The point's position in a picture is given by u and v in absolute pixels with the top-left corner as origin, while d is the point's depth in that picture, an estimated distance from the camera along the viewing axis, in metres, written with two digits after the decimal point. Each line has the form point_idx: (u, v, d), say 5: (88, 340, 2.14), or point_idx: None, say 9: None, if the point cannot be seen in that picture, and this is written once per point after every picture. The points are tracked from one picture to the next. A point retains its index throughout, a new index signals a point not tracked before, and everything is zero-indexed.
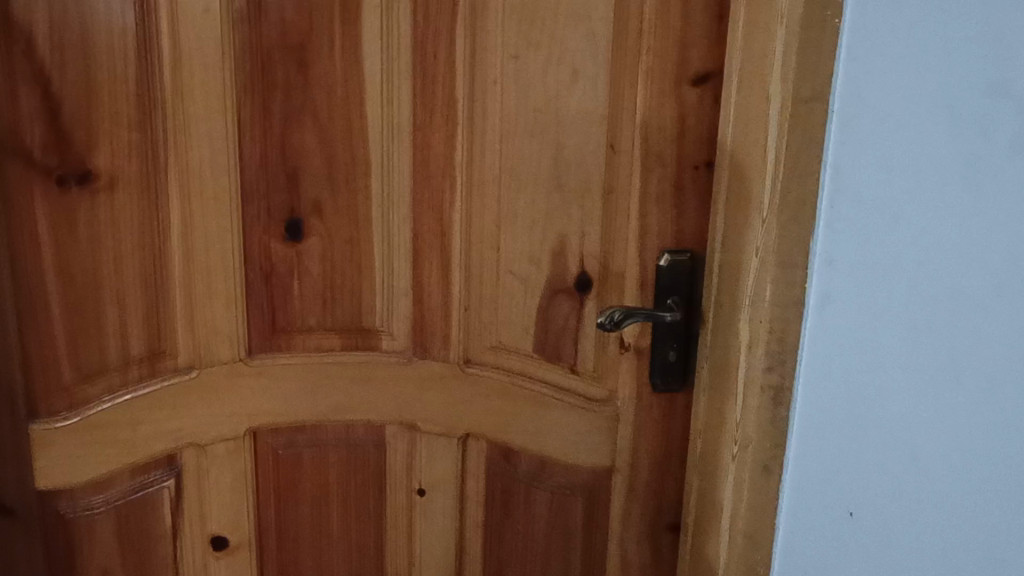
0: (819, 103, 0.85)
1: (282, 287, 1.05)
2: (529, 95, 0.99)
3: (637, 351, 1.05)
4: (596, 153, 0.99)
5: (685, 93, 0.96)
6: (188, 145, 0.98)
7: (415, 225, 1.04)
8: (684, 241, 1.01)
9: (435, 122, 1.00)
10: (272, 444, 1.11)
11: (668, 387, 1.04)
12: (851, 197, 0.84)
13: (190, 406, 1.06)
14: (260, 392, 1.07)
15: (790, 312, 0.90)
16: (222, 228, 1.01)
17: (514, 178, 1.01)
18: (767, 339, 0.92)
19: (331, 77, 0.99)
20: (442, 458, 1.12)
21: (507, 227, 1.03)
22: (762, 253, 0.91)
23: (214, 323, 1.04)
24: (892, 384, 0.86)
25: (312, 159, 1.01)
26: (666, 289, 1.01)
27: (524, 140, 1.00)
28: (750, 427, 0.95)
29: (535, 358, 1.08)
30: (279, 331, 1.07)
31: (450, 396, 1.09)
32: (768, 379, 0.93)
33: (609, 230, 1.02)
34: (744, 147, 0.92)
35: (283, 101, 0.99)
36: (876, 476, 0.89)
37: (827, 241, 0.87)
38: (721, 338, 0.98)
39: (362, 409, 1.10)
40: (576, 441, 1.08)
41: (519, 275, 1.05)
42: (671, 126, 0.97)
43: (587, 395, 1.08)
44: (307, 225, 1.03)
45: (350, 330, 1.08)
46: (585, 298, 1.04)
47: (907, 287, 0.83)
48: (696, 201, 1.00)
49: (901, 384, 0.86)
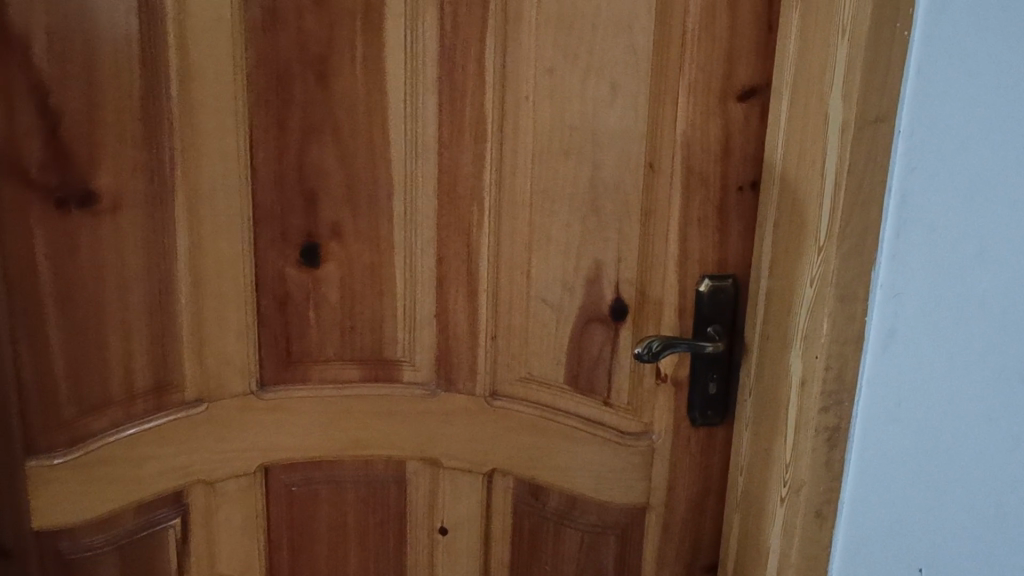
0: (887, 124, 0.77)
1: (298, 315, 0.98)
2: (564, 112, 0.92)
3: (676, 382, 0.99)
4: (634, 173, 0.93)
5: (731, 110, 0.90)
6: (198, 165, 0.91)
7: (440, 250, 0.97)
8: (727, 267, 0.95)
9: (463, 140, 0.94)
10: (286, 480, 1.04)
11: (707, 421, 0.99)
12: (921, 228, 0.79)
13: (199, 442, 0.99)
14: (273, 428, 1.00)
15: (850, 349, 0.82)
16: (234, 254, 0.94)
17: (546, 200, 0.95)
18: (824, 377, 0.83)
19: (353, 92, 0.92)
20: (468, 496, 1.05)
21: (539, 252, 0.96)
22: (819, 282, 0.82)
23: (225, 353, 0.97)
24: (963, 421, 0.83)
25: (331, 179, 0.94)
26: (707, 317, 0.95)
27: (558, 159, 0.93)
28: (802, 471, 0.86)
29: (566, 391, 1.01)
30: (295, 362, 1.00)
31: (476, 431, 1.02)
32: (825, 422, 0.84)
33: (647, 255, 0.95)
34: (799, 170, 0.85)
35: (301, 117, 0.92)
36: (942, 513, 0.86)
37: (891, 277, 0.80)
38: (769, 371, 0.92)
39: (381, 444, 1.03)
40: (611, 478, 1.02)
41: (551, 302, 0.98)
42: (716, 145, 0.91)
43: (622, 429, 1.01)
44: (324, 249, 0.96)
45: (370, 361, 1.01)
46: (620, 327, 0.98)
47: (981, 319, 0.80)
48: (741, 224, 0.94)
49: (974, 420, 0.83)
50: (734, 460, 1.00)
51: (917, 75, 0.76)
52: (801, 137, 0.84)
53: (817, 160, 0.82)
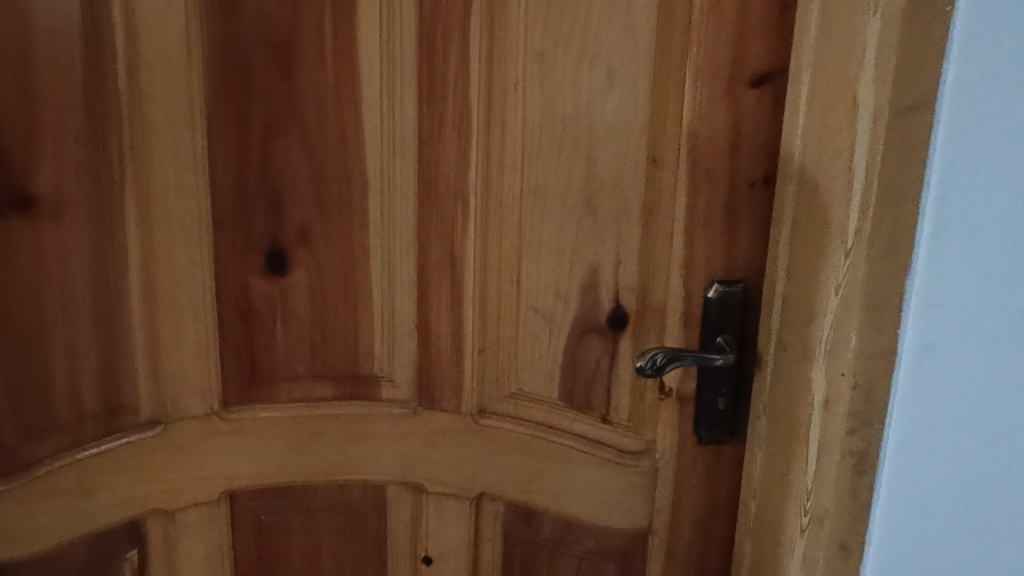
0: (923, 113, 0.68)
1: (263, 329, 0.89)
2: (556, 101, 0.83)
3: (680, 397, 0.90)
4: (634, 169, 0.84)
5: (741, 98, 0.81)
6: (148, 162, 0.81)
7: (421, 255, 0.88)
8: (737, 272, 0.86)
9: (445, 134, 0.84)
10: (254, 508, 0.94)
11: (714, 438, 0.90)
12: (964, 231, 0.69)
13: (155, 469, 0.89)
14: (238, 452, 0.91)
15: (879, 364, 0.74)
16: (191, 263, 0.85)
17: (538, 199, 0.85)
18: (851, 398, 0.76)
19: (320, 82, 0.82)
20: (453, 523, 0.96)
21: (530, 257, 0.87)
22: (846, 291, 0.74)
23: (183, 372, 0.87)
24: (1009, 444, 0.74)
25: (298, 178, 0.85)
26: (714, 326, 0.87)
27: (551, 155, 0.84)
28: (825, 499, 0.79)
29: (561, 408, 0.92)
30: (260, 381, 0.90)
31: (461, 454, 0.93)
32: (852, 445, 0.76)
33: (648, 259, 0.86)
34: (819, 165, 0.76)
35: (263, 110, 0.82)
36: (984, 545, 0.77)
37: (930, 286, 0.71)
38: (788, 387, 0.83)
39: (356, 468, 0.94)
40: (610, 501, 0.94)
41: (543, 312, 0.89)
42: (724, 137, 0.82)
43: (622, 448, 0.93)
44: (292, 256, 0.87)
45: (344, 378, 0.91)
46: (620, 338, 0.89)
47: None
48: (751, 225, 0.85)
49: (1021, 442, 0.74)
50: (745, 483, 0.91)
51: (959, 55, 0.66)
52: (823, 128, 0.75)
53: (843, 153, 0.73)
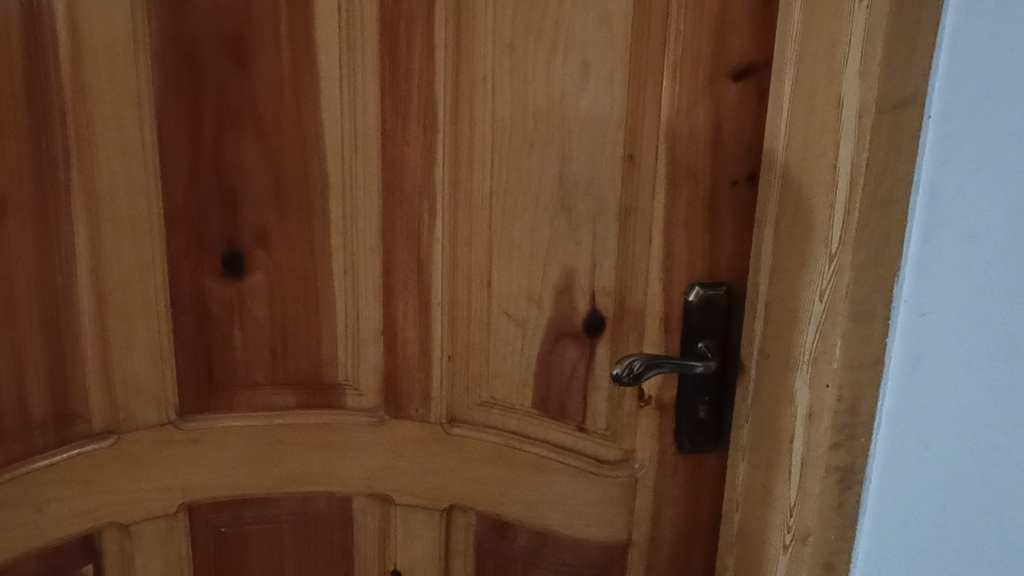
0: (912, 110, 0.64)
1: (219, 335, 0.85)
2: (527, 95, 0.78)
3: (661, 405, 0.86)
4: (610, 166, 0.80)
5: (722, 92, 0.77)
6: (94, 159, 0.77)
7: (386, 257, 0.84)
8: (719, 274, 0.82)
9: (409, 130, 0.80)
10: (214, 521, 0.90)
11: (696, 447, 0.86)
12: (955, 236, 0.66)
13: (109, 480, 0.85)
14: (195, 462, 0.87)
15: (864, 373, 0.70)
16: (142, 265, 0.80)
17: (508, 198, 0.81)
18: (835, 410, 0.71)
19: (277, 75, 0.78)
20: (422, 535, 0.92)
21: (501, 259, 0.83)
22: (830, 297, 0.69)
23: (136, 379, 0.83)
24: (999, 449, 0.71)
25: (255, 177, 0.80)
26: (695, 331, 0.82)
27: (522, 153, 0.80)
28: (808, 517, 0.75)
29: (535, 417, 0.88)
30: (218, 389, 0.86)
31: (430, 464, 0.89)
32: (836, 460, 0.72)
33: (626, 261, 0.82)
34: (803, 163, 0.72)
35: (216, 105, 0.78)
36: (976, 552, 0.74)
37: (917, 291, 0.67)
38: (770, 396, 0.79)
39: (321, 479, 0.90)
40: (586, 512, 0.89)
41: (515, 316, 0.85)
42: (704, 134, 0.78)
43: (599, 458, 0.88)
44: (249, 258, 0.83)
45: (307, 386, 0.88)
46: (596, 343, 0.85)
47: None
48: (734, 225, 0.81)
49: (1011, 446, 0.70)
50: (728, 495, 0.86)
51: (952, 48, 0.63)
52: (807, 124, 0.71)
53: (829, 151, 0.69)
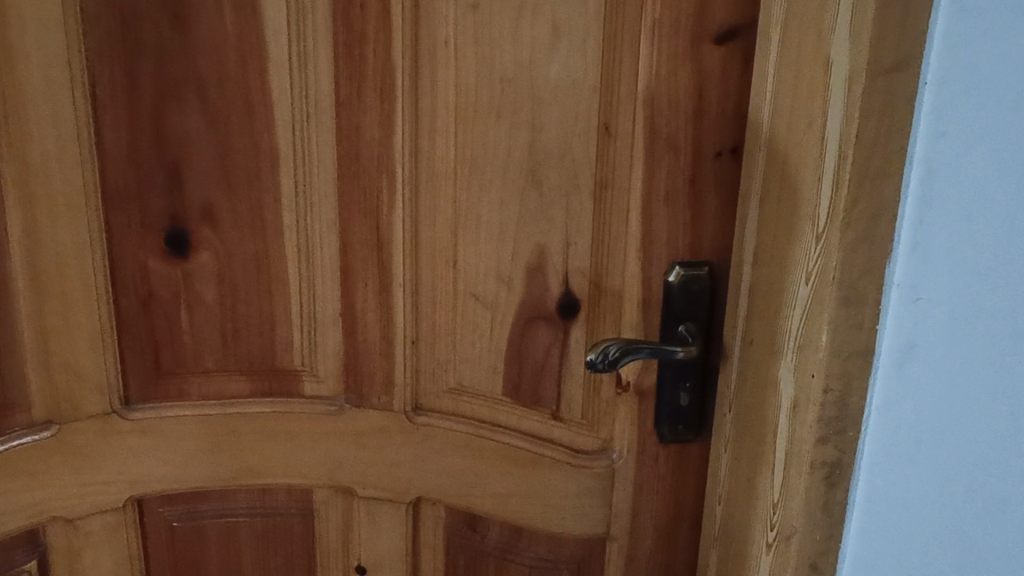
0: (905, 74, 0.58)
1: (165, 318, 0.80)
2: (493, 60, 0.73)
3: (640, 392, 0.81)
4: (583, 136, 0.74)
5: (704, 57, 0.71)
6: (25, 131, 0.72)
7: (344, 235, 0.79)
8: (703, 254, 0.77)
9: (366, 100, 0.75)
10: (167, 515, 0.86)
11: (678, 438, 0.81)
12: (950, 216, 0.60)
13: (52, 474, 0.80)
14: (142, 454, 0.82)
15: (854, 365, 0.64)
16: (80, 244, 0.76)
17: (473, 171, 0.76)
18: (822, 402, 0.65)
19: (220, 39, 0.73)
20: (388, 529, 0.87)
21: (467, 238, 0.78)
22: (818, 280, 0.63)
23: (77, 366, 0.78)
24: (990, 438, 0.66)
25: (200, 150, 0.76)
26: (677, 314, 0.77)
27: (488, 123, 0.74)
28: (793, 515, 0.69)
29: (506, 405, 0.83)
30: (165, 377, 0.82)
31: (395, 455, 0.84)
32: (823, 455, 0.66)
33: (602, 239, 0.77)
34: (791, 132, 0.66)
35: (154, 72, 0.73)
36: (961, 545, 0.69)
37: (911, 274, 0.62)
38: (755, 383, 0.74)
39: (278, 471, 0.85)
40: (562, 505, 0.85)
41: (483, 298, 0.80)
42: (686, 102, 0.72)
43: (575, 446, 0.83)
44: (195, 236, 0.78)
45: (261, 372, 0.83)
46: (571, 327, 0.80)
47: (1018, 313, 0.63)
48: (717, 199, 0.75)
49: (1003, 434, 0.66)
50: (710, 484, 0.82)
51: (951, 6, 0.56)
52: (795, 90, 0.65)
53: (816, 120, 0.63)
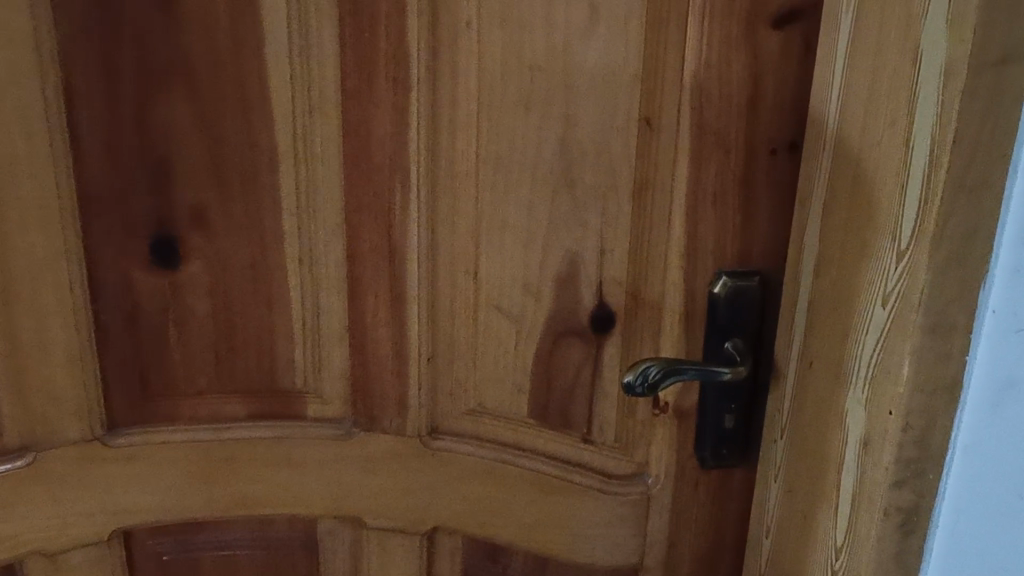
0: (1017, 67, 0.49)
1: (152, 334, 0.72)
2: (522, 46, 0.64)
3: (680, 413, 0.72)
4: (623, 131, 0.66)
5: (761, 42, 0.62)
6: None
7: (352, 241, 0.71)
8: (752, 261, 0.68)
9: (378, 90, 0.66)
10: (156, 547, 0.79)
11: (721, 462, 0.73)
12: None
13: (28, 504, 0.74)
14: (129, 482, 0.75)
15: (939, 401, 0.56)
16: (55, 254, 0.68)
17: (499, 171, 0.68)
18: (900, 443, 0.57)
19: (211, 22, 0.64)
20: (401, 560, 0.80)
21: (490, 244, 0.70)
22: (899, 305, 0.55)
23: (54, 387, 0.71)
24: None
25: (189, 149, 0.68)
26: (723, 329, 0.68)
27: (515, 117, 0.66)
28: (861, 565, 0.60)
29: (531, 428, 0.75)
30: (154, 398, 0.74)
31: (407, 483, 0.77)
32: (899, 501, 0.58)
33: (642, 247, 0.69)
34: (866, 130, 0.58)
35: (136, 59, 0.65)
36: None
37: (1011, 298, 0.54)
38: (816, 411, 0.65)
39: (279, 500, 0.78)
40: (591, 534, 0.77)
41: (508, 311, 0.71)
42: (740, 93, 0.63)
43: (606, 472, 0.75)
44: (185, 244, 0.70)
45: (259, 394, 0.75)
46: (605, 343, 0.72)
47: None
48: (771, 199, 0.66)
49: None
50: (756, 513, 0.74)
51: None
52: (873, 84, 0.57)
53: (901, 119, 0.54)
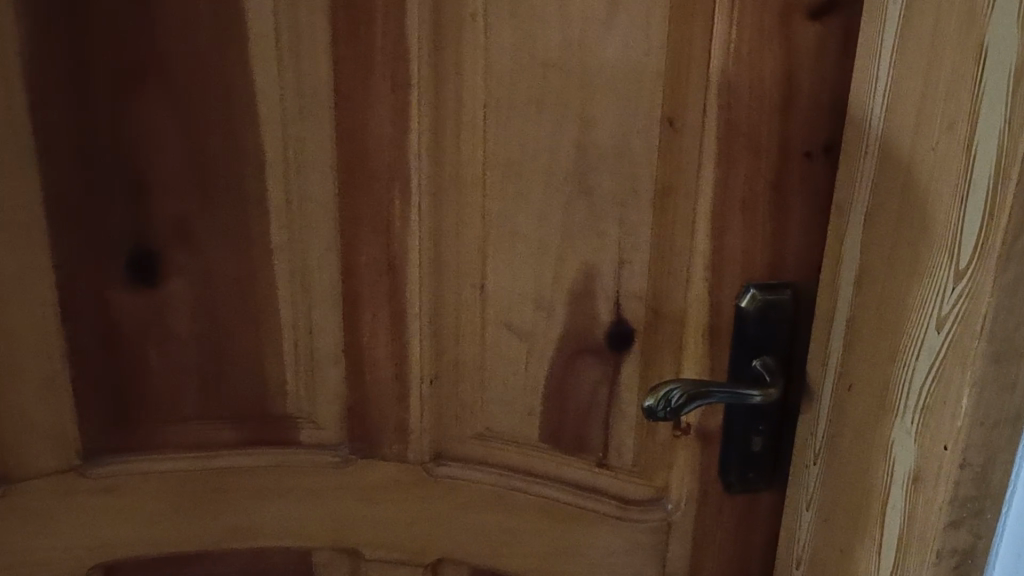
0: None
1: (132, 357, 0.67)
2: (533, 42, 0.59)
3: (704, 435, 0.67)
4: (644, 133, 0.60)
5: (796, 35, 0.56)
6: None
7: (349, 254, 0.65)
8: (784, 273, 0.62)
9: (377, 90, 0.61)
10: None
11: (747, 485, 0.67)
12: None
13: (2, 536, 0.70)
14: (108, 515, 0.71)
15: (1000, 436, 0.50)
16: (25, 271, 0.64)
17: (509, 176, 0.62)
18: (958, 480, 0.51)
19: (190, 18, 0.60)
20: None
21: (498, 256, 0.64)
22: (961, 327, 0.49)
23: (27, 412, 0.67)
24: None
25: (168, 158, 0.63)
26: (753, 344, 0.63)
27: (526, 119, 0.60)
28: None
29: (542, 454, 0.70)
30: (134, 425, 0.70)
31: (409, 512, 0.71)
32: (954, 542, 0.52)
33: (664, 259, 0.63)
34: (917, 134, 0.52)
35: (108, 59, 0.60)
36: None
37: None
38: (855, 440, 0.59)
39: (271, 531, 0.73)
40: (610, 564, 0.71)
41: (518, 329, 0.66)
42: (773, 92, 0.57)
43: (626, 497, 0.69)
44: (166, 260, 0.65)
45: (249, 419, 0.70)
46: (622, 361, 0.66)
47: None
48: (806, 207, 0.60)
49: None
50: (785, 543, 0.68)
51: None
52: (926, 84, 0.51)
53: (961, 123, 0.48)
